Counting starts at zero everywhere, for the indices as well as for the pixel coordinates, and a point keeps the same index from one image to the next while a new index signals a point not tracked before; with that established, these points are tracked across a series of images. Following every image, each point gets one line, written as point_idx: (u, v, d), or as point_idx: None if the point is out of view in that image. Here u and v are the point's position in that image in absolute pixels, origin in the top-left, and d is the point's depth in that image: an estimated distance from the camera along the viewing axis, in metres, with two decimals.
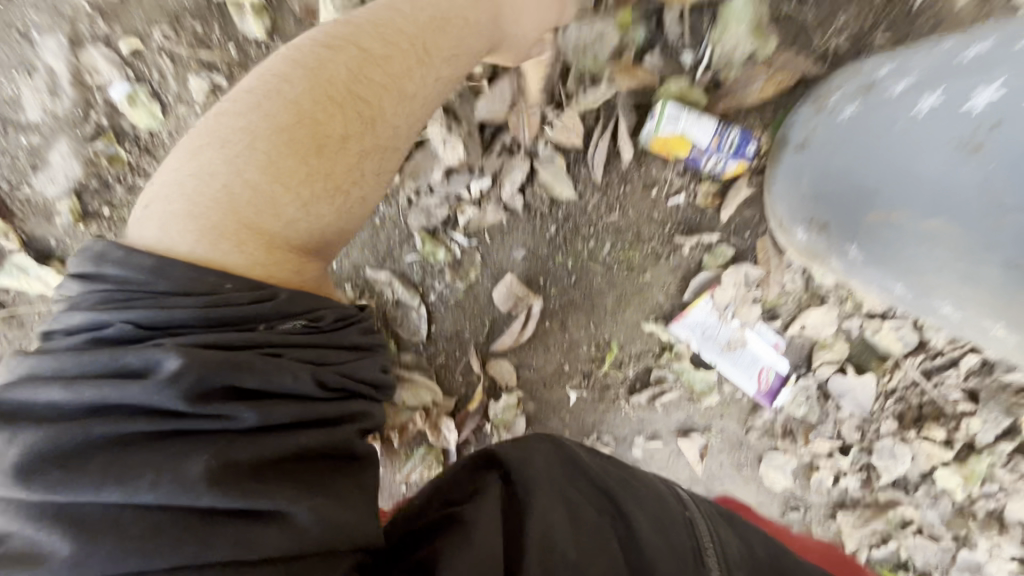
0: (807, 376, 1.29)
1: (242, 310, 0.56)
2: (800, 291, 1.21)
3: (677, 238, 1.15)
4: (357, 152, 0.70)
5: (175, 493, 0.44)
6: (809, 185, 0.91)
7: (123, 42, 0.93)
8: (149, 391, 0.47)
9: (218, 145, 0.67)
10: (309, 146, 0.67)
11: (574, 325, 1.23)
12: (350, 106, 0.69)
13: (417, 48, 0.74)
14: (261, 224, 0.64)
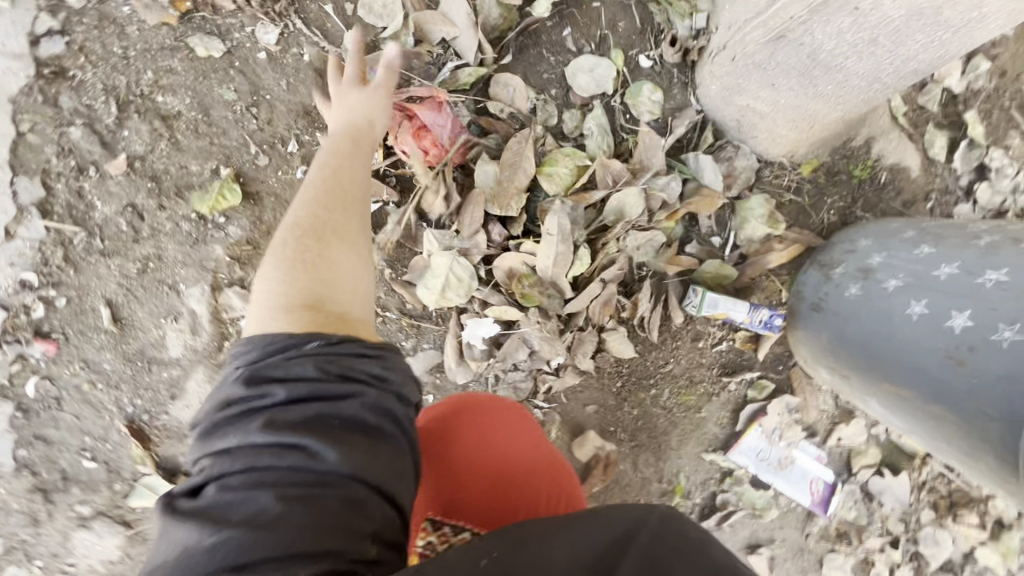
0: (850, 480, 1.44)
1: (283, 340, 0.67)
2: (832, 409, 1.39)
3: (724, 378, 1.33)
4: (345, 218, 0.83)
5: (234, 463, 0.58)
6: (827, 342, 1.13)
7: (254, 281, 1.09)
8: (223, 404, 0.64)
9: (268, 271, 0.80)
10: (297, 248, 0.79)
11: (644, 464, 1.36)
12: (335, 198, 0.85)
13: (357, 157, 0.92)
14: (292, 303, 0.73)
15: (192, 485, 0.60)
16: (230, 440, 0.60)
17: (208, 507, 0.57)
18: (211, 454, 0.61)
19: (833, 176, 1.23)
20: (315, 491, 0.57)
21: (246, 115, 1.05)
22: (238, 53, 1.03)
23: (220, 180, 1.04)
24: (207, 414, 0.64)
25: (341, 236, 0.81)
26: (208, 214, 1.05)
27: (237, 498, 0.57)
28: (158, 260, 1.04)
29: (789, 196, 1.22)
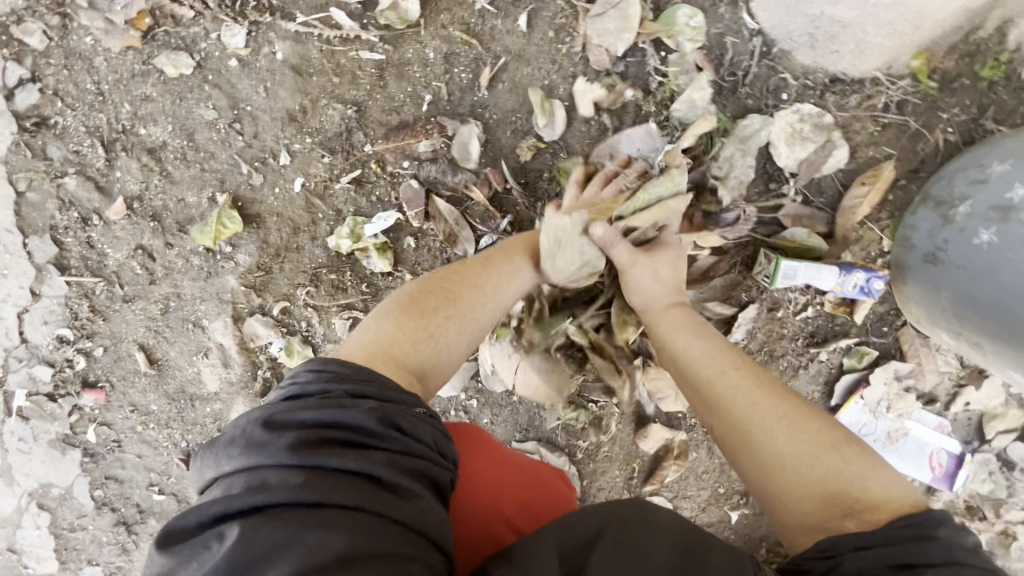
0: (983, 449, 1.20)
1: (387, 395, 0.61)
2: (956, 370, 1.14)
3: (812, 348, 1.12)
4: (465, 292, 0.79)
5: (312, 488, 0.49)
6: (948, 302, 0.90)
7: (275, 307, 1.04)
8: (312, 418, 0.55)
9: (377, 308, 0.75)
10: (410, 296, 0.76)
11: (722, 449, 1.21)
12: (466, 283, 0.80)
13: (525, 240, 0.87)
14: (393, 354, 0.69)
15: (273, 497, 0.49)
16: (339, 462, 0.51)
17: (287, 529, 0.46)
18: (304, 469, 0.50)
19: (944, 83, 0.94)
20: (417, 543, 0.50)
21: (231, 132, 0.96)
22: (209, 65, 0.93)
23: (219, 208, 0.98)
24: (305, 423, 0.55)
25: (475, 319, 0.78)
26: (214, 245, 1.00)
27: (329, 525, 0.47)
28: (178, 298, 1.02)
29: (886, 119, 0.95)
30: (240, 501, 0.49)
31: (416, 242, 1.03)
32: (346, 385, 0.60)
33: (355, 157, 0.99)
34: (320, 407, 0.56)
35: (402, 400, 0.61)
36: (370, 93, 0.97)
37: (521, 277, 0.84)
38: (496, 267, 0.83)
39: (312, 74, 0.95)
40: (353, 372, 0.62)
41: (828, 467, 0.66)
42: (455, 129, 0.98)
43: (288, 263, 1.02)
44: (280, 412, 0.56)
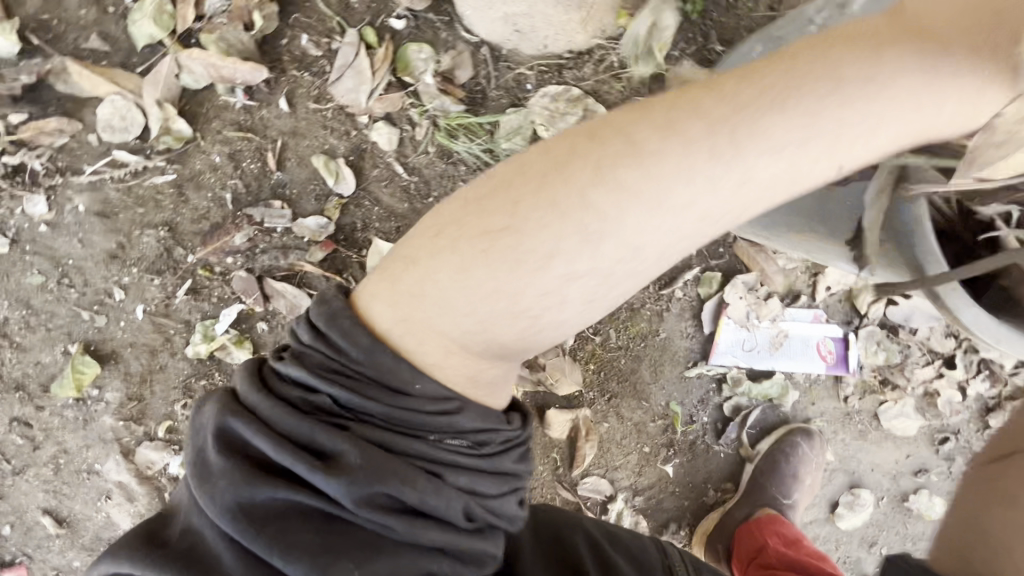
0: (864, 324, 1.25)
1: (354, 425, 0.54)
2: (803, 262, 1.20)
3: (664, 291, 1.19)
4: (477, 252, 0.54)
5: (262, 551, 0.51)
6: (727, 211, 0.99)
7: (159, 429, 1.08)
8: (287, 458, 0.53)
9: (428, 223, 0.59)
10: (422, 230, 0.59)
11: (630, 411, 1.25)
12: (489, 231, 0.54)
13: (564, 157, 0.53)
14: (383, 332, 0.57)
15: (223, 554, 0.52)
16: (285, 528, 0.52)
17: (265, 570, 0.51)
18: (242, 527, 0.52)
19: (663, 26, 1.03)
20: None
21: (63, 288, 1.03)
22: (22, 237, 1.02)
23: (73, 358, 1.04)
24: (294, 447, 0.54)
25: (535, 317, 0.55)
26: (80, 393, 1.05)
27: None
28: (66, 453, 1.06)
29: (628, 73, 1.04)
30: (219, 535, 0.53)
31: (268, 325, 1.09)
32: (344, 385, 0.55)
33: (182, 270, 1.06)
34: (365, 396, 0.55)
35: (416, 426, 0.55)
36: (176, 211, 1.05)
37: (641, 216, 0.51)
38: (586, 224, 0.52)
39: (117, 212, 1.03)
40: (344, 364, 0.56)
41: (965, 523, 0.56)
42: (262, 215, 1.06)
43: (156, 385, 1.08)
44: (234, 430, 0.55)
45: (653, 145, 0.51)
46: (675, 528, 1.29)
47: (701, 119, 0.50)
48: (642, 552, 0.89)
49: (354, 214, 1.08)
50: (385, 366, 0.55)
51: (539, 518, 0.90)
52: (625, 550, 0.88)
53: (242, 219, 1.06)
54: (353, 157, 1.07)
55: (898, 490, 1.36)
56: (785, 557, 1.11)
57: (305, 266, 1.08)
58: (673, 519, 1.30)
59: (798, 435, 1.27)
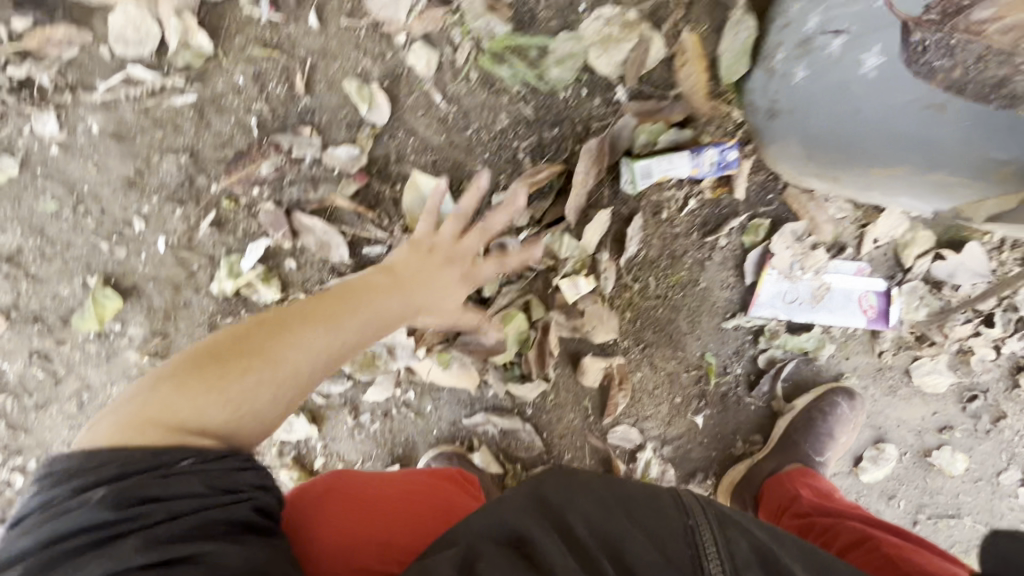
0: (908, 278, 1.22)
1: (128, 462, 0.55)
2: (854, 212, 1.15)
3: (708, 238, 1.14)
4: (271, 346, 0.67)
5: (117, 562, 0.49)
6: (802, 146, 0.93)
7: None
8: (83, 512, 0.51)
9: (155, 374, 0.65)
10: (191, 355, 0.66)
11: (664, 361, 1.22)
12: (245, 347, 0.67)
13: (264, 324, 0.70)
14: (151, 415, 0.60)
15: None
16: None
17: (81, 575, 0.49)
18: None
19: None
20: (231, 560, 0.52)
21: (79, 216, 0.97)
22: (32, 159, 0.94)
23: (92, 290, 0.99)
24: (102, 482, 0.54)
25: (229, 422, 0.63)
26: (102, 328, 1.01)
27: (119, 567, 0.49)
28: (89, 389, 1.03)
29: None
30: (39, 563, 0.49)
31: (296, 261, 1.04)
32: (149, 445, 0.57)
33: (205, 200, 1.00)
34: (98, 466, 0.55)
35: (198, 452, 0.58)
36: (197, 136, 0.97)
37: (352, 330, 0.75)
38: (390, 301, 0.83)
39: (134, 135, 0.96)
40: (103, 456, 0.55)
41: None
42: (290, 143, 0.99)
43: (181, 322, 1.03)
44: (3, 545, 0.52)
45: (309, 334, 0.71)
46: (701, 477, 1.30)
47: (311, 317, 0.73)
48: (666, 526, 0.72)
49: (386, 145, 1.01)
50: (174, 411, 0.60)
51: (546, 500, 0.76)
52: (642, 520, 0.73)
53: (268, 147, 0.99)
54: (387, 82, 0.99)
55: (921, 446, 1.36)
56: (819, 506, 1.08)
57: (336, 200, 1.02)
58: (699, 468, 1.30)
59: (839, 394, 1.25)
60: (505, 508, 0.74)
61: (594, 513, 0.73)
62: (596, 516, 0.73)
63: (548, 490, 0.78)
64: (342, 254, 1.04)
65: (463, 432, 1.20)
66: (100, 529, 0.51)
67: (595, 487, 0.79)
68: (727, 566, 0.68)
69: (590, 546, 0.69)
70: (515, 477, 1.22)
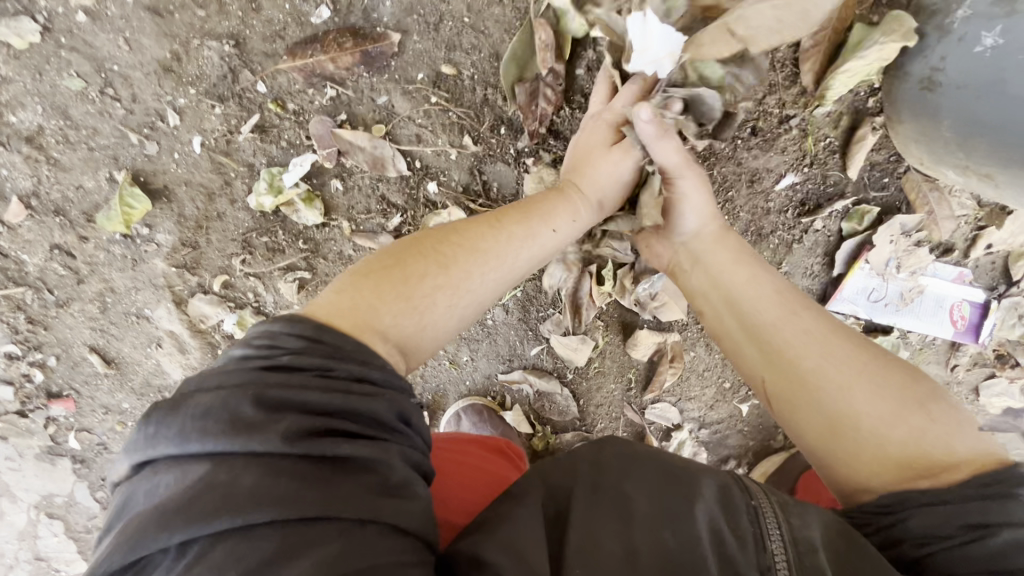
0: (1011, 293, 1.09)
1: (390, 377, 0.52)
2: (974, 211, 1.01)
3: (803, 219, 1.01)
4: (454, 279, 0.62)
5: (330, 466, 0.45)
6: (969, 133, 0.75)
7: (214, 283, 0.96)
8: (351, 399, 0.48)
9: (358, 270, 0.60)
10: (381, 255, 0.62)
11: (720, 343, 1.13)
12: (454, 248, 0.64)
13: (435, 239, 0.65)
14: (359, 324, 0.54)
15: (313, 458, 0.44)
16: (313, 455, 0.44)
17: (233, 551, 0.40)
18: (213, 460, 0.43)
19: None
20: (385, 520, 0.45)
21: (107, 101, 0.85)
22: (57, 25, 0.81)
23: (118, 187, 0.89)
24: (271, 407, 0.45)
25: (424, 331, 0.60)
26: (128, 230, 0.92)
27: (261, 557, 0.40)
28: (112, 293, 0.96)
29: None
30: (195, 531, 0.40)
31: (343, 184, 0.93)
32: (315, 355, 0.50)
33: (248, 100, 0.87)
34: (294, 387, 0.46)
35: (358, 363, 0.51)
36: (244, 21, 0.83)
37: (540, 243, 0.72)
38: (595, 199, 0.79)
39: (173, 11, 0.82)
40: (353, 347, 0.51)
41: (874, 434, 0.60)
42: (350, 43, 0.85)
43: (213, 234, 0.94)
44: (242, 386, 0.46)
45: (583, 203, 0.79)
46: (733, 465, 1.24)
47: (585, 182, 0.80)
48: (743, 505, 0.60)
49: (461, 62, 0.87)
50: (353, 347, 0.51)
51: (600, 478, 0.62)
52: (707, 509, 0.58)
53: (324, 44, 0.85)
54: None
55: None
56: None
57: (397, 120, 0.90)
58: (733, 455, 1.24)
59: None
60: (536, 486, 0.64)
61: (661, 496, 0.59)
62: (679, 513, 0.57)
63: (609, 467, 0.64)
64: (400, 170, 0.92)
65: (497, 388, 1.13)
66: (345, 419, 0.47)
67: (656, 460, 0.65)
68: (791, 554, 0.54)
69: (656, 550, 0.55)
70: (544, 439, 1.17)
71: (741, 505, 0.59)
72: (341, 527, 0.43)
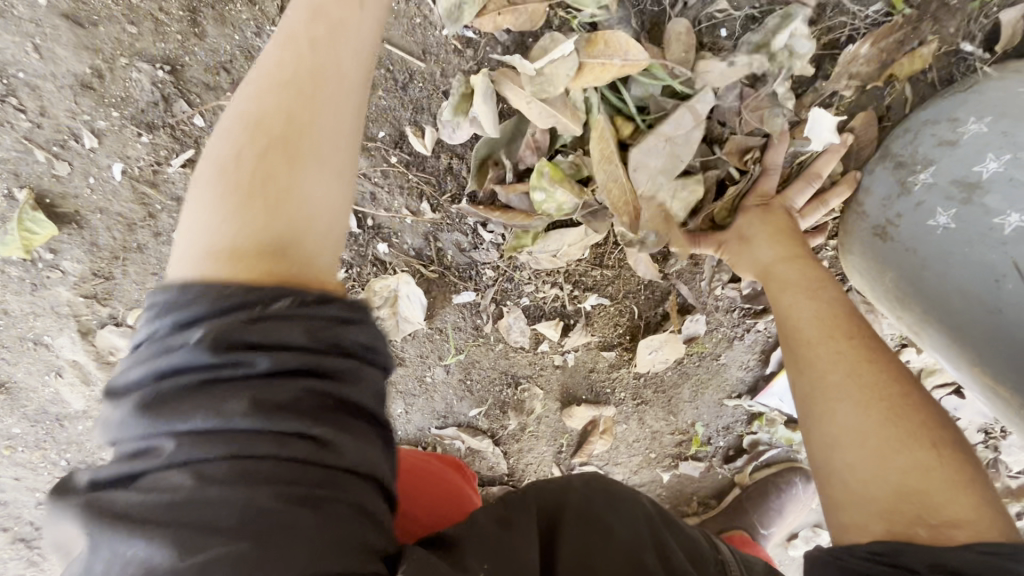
0: None
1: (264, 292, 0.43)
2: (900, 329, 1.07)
3: (749, 319, 1.03)
4: (318, 134, 0.50)
5: (250, 447, 0.39)
6: (923, 302, 0.74)
7: (129, 316, 0.88)
8: (254, 365, 0.40)
9: (216, 166, 0.49)
10: (237, 145, 0.49)
11: (653, 419, 1.16)
12: (309, 122, 0.50)
13: (298, 124, 0.49)
14: (215, 248, 0.44)
15: (220, 432, 0.39)
16: (233, 422, 0.39)
17: (141, 502, 0.38)
18: (170, 448, 0.39)
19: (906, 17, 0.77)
20: (304, 493, 0.39)
21: (8, 110, 0.74)
22: None
23: (19, 207, 0.78)
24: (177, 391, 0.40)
25: (294, 236, 0.47)
26: (27, 254, 0.81)
27: (176, 517, 0.37)
28: (5, 315, 0.85)
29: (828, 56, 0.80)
30: (110, 474, 0.40)
31: None
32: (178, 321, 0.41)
33: (183, 132, 0.78)
34: (154, 360, 0.40)
35: (253, 316, 0.41)
36: (184, 45, 0.74)
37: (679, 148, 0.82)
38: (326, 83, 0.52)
39: (97, 23, 0.72)
40: (207, 297, 0.42)
41: (931, 471, 0.59)
42: None
43: (130, 266, 0.84)
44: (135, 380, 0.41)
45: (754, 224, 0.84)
46: None
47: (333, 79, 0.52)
48: (700, 553, 0.64)
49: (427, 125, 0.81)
50: (233, 257, 0.44)
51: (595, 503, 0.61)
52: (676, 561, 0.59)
53: None
54: (450, 49, 0.78)
55: None
56: None
57: None
58: None
59: (796, 475, 1.24)
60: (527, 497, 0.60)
61: (644, 533, 0.59)
62: (640, 546, 0.57)
63: (602, 501, 0.61)
64: None
65: (428, 440, 1.11)
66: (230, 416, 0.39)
67: (648, 504, 0.65)
68: None
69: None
70: None
71: (711, 557, 0.64)
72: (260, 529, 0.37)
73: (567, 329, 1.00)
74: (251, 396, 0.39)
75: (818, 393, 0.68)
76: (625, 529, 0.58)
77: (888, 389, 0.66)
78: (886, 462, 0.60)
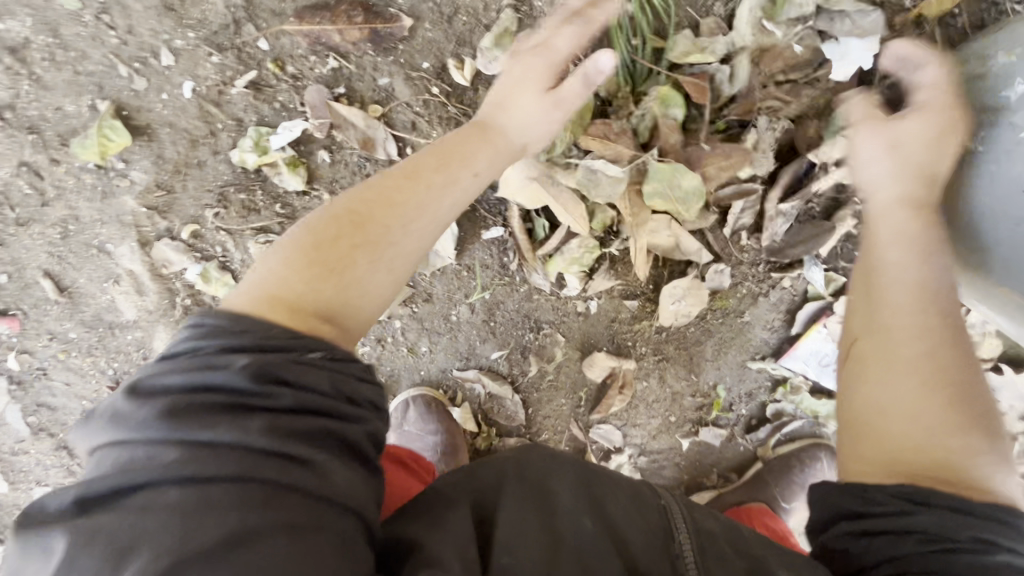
0: None
1: (295, 339, 0.53)
2: None
3: (773, 274, 1.04)
4: (379, 237, 0.62)
5: (248, 463, 0.45)
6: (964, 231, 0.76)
7: (183, 230, 0.94)
8: (270, 396, 0.48)
9: (291, 243, 0.61)
10: (319, 224, 0.62)
11: (674, 378, 1.15)
12: (384, 204, 0.64)
13: (364, 218, 0.62)
14: (284, 297, 0.56)
15: (222, 450, 0.45)
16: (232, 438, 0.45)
17: (128, 516, 0.42)
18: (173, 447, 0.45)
19: None
20: (293, 519, 0.44)
21: (102, 28, 0.85)
22: None
23: (100, 117, 0.87)
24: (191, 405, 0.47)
25: (347, 305, 0.59)
26: (103, 161, 0.90)
27: (161, 529, 0.41)
28: (76, 221, 0.93)
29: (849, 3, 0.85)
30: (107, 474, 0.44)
31: (331, 155, 0.91)
32: (222, 343, 0.51)
33: (248, 55, 0.86)
34: (188, 371, 0.48)
35: (291, 357, 0.51)
36: None
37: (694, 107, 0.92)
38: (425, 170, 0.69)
39: None
40: (257, 332, 0.52)
41: (966, 447, 0.56)
42: (358, 17, 0.85)
43: (189, 181, 0.92)
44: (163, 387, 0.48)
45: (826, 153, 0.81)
46: None
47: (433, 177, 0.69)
48: (636, 501, 0.62)
49: (468, 57, 0.87)
50: (290, 314, 0.55)
51: (526, 478, 0.62)
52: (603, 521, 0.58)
53: (331, 15, 0.85)
54: None
55: None
56: None
57: (395, 102, 0.89)
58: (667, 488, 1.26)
59: (822, 451, 1.20)
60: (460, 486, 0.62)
61: (581, 497, 0.60)
62: (578, 510, 0.59)
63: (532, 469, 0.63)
64: (389, 152, 0.90)
65: (450, 382, 1.13)
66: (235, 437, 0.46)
67: (577, 462, 0.65)
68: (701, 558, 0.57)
69: (591, 544, 0.56)
70: (487, 439, 1.17)
71: (652, 503, 0.63)
72: (252, 540, 0.42)
73: (590, 274, 1.04)
74: (266, 422, 0.47)
75: (863, 349, 0.62)
76: (566, 489, 0.61)
77: (946, 348, 0.60)
78: (930, 418, 0.57)
